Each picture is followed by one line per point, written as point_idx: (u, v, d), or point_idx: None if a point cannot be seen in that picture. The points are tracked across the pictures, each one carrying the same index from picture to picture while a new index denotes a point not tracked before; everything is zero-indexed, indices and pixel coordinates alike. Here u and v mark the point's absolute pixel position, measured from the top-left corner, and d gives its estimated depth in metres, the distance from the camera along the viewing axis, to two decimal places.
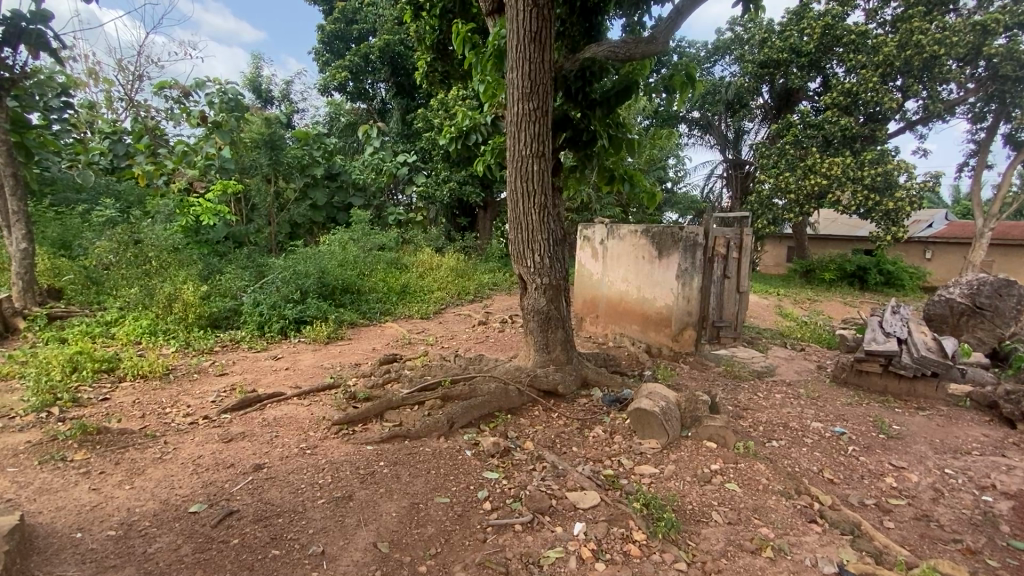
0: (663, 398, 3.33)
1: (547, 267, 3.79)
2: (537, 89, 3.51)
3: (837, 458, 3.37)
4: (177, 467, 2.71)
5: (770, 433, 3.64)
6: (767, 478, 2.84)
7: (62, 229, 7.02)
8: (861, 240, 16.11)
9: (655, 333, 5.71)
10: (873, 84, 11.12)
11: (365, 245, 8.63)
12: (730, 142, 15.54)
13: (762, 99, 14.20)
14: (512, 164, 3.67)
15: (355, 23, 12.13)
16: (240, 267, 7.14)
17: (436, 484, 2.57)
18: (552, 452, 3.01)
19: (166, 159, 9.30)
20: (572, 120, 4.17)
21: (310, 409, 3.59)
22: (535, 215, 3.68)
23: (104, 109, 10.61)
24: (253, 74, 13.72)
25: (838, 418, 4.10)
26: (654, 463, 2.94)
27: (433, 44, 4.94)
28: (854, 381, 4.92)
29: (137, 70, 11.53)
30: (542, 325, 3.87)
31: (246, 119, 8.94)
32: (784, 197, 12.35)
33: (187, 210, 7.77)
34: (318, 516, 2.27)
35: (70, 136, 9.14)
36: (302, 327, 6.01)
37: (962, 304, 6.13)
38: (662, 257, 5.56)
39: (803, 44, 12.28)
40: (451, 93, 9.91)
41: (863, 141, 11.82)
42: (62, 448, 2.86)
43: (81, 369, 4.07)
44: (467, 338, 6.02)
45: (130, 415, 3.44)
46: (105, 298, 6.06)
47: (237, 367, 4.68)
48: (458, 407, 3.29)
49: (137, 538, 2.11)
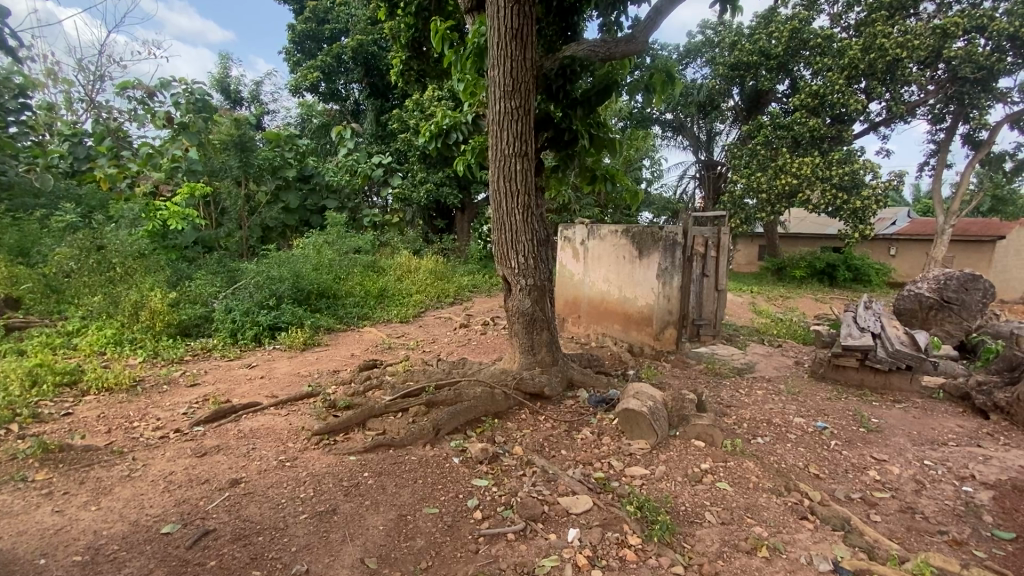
0: (650, 397, 3.31)
1: (531, 268, 3.74)
2: (519, 87, 3.46)
3: (821, 453, 3.41)
4: (148, 485, 2.56)
5: (755, 429, 3.67)
6: (757, 475, 2.84)
7: (19, 235, 6.64)
8: (829, 238, 16.58)
9: (637, 332, 5.73)
10: (839, 86, 11.42)
11: (340, 248, 8.44)
12: (703, 143, 15.87)
13: (733, 101, 14.42)
14: (494, 164, 3.61)
15: (326, 23, 11.91)
16: (210, 273, 6.91)
17: (424, 494, 2.48)
18: (541, 456, 2.96)
19: (131, 162, 8.95)
20: (553, 119, 4.15)
21: (288, 419, 3.45)
22: (519, 215, 3.63)
23: (63, 110, 10.17)
24: (221, 75, 13.35)
25: (819, 413, 4.16)
26: (644, 464, 2.91)
27: (409, 43, 4.82)
28: (831, 376, 5.02)
29: (98, 69, 11.07)
30: (527, 327, 3.82)
31: (215, 120, 8.66)
32: (756, 197, 12.62)
33: (154, 214, 7.46)
34: (301, 533, 2.16)
35: (27, 139, 8.71)
36: (277, 334, 5.81)
37: (930, 299, 6.32)
38: (642, 257, 5.59)
39: (771, 47, 12.59)
40: (427, 94, 9.83)
41: (831, 141, 12.11)
42: (21, 467, 2.67)
43: (40, 383, 3.83)
44: (448, 341, 5.92)
45: (95, 431, 3.25)
46: (67, 307, 5.77)
47: (209, 377, 4.49)
48: (444, 413, 3.20)
49: (105, 564, 1.96)
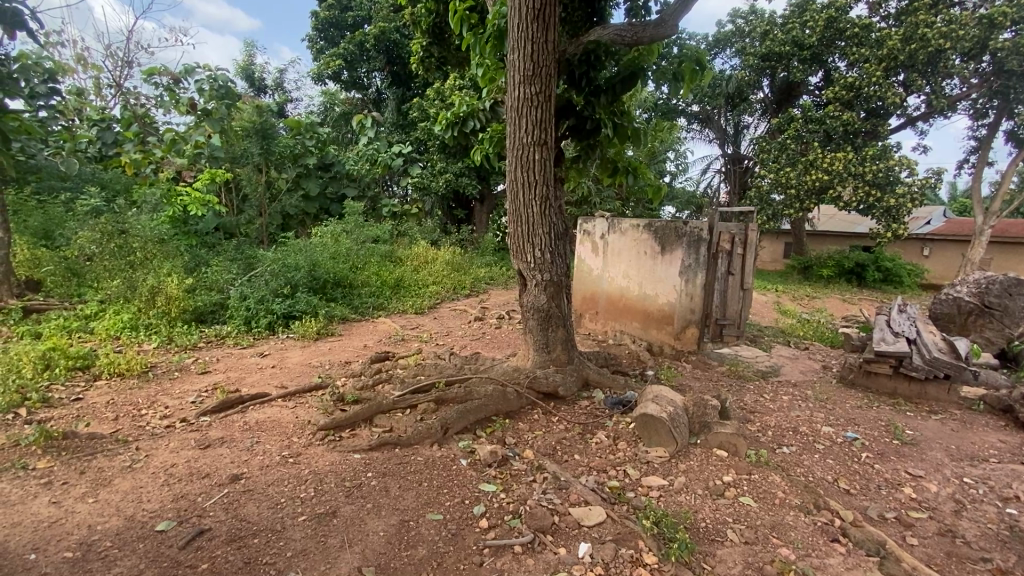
0: (670, 403, 3.13)
1: (548, 262, 3.58)
2: (540, 71, 3.28)
3: (851, 466, 3.20)
4: (148, 477, 2.50)
5: (780, 438, 3.48)
6: (784, 491, 2.66)
7: (45, 218, 6.74)
8: (859, 236, 16.00)
9: (657, 331, 5.54)
10: (876, 78, 10.94)
11: (358, 237, 8.38)
12: (729, 136, 15.37)
13: (762, 93, 13.91)
14: (512, 152, 3.45)
15: (349, 10, 11.81)
16: (228, 260, 6.91)
17: (428, 499, 2.37)
18: (553, 461, 2.82)
19: (155, 147, 8.97)
20: (575, 107, 3.96)
21: (294, 412, 3.37)
22: (536, 208, 3.47)
23: (93, 96, 10.32)
24: (245, 62, 13.38)
25: (849, 422, 3.93)
26: (662, 474, 2.75)
27: (430, 28, 4.65)
28: (862, 382, 4.77)
29: (126, 56, 11.19)
30: (542, 324, 3.66)
31: (237, 107, 8.67)
32: (783, 192, 12.18)
33: (174, 200, 7.50)
34: (298, 537, 2.06)
35: (57, 124, 8.85)
36: (291, 323, 5.76)
37: (970, 304, 5.99)
38: (664, 252, 5.38)
39: (805, 37, 12.07)
40: (448, 82, 9.71)
41: (865, 136, 11.62)
42: (24, 455, 2.64)
43: (53, 367, 3.84)
44: (462, 334, 5.81)
45: (102, 418, 3.21)
46: (87, 290, 5.82)
47: (221, 365, 4.45)
48: (453, 412, 3.08)
49: (95, 561, 1.89)
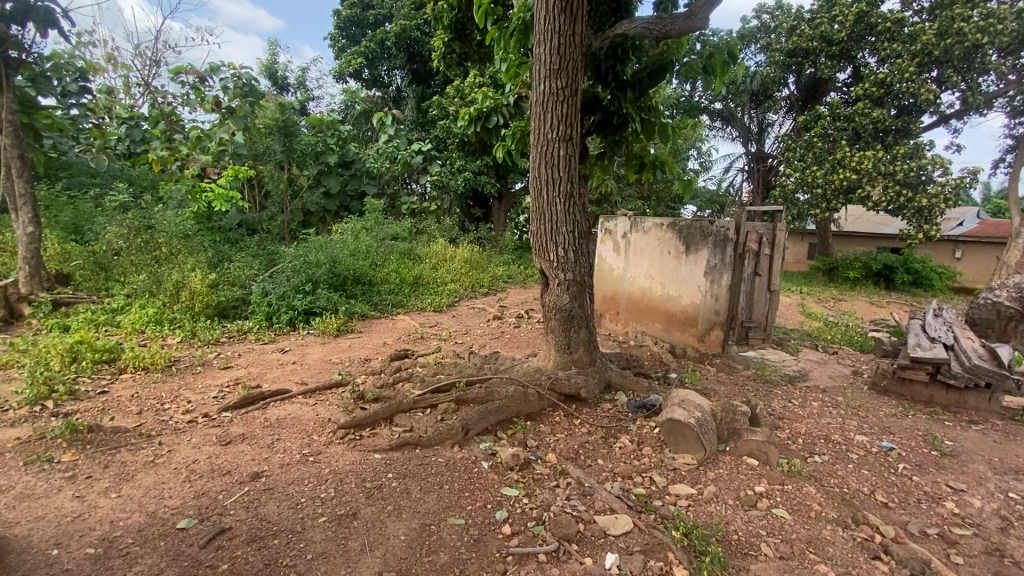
0: (697, 407, 3.02)
1: (571, 261, 3.49)
2: (566, 65, 3.20)
3: (888, 478, 3.05)
4: (170, 473, 2.49)
5: (812, 446, 3.35)
6: (820, 503, 2.54)
7: (75, 214, 6.89)
8: (887, 237, 15.53)
9: (680, 332, 5.41)
10: (908, 74, 10.60)
11: (378, 234, 8.39)
12: (753, 134, 15.05)
13: (788, 90, 13.56)
14: (536, 149, 3.37)
15: (371, 8, 11.84)
16: (250, 255, 6.96)
17: (449, 502, 2.31)
18: (576, 466, 2.75)
19: (182, 144, 9.11)
20: (601, 102, 3.87)
21: (314, 409, 3.35)
22: (560, 205, 3.39)
23: (122, 94, 10.54)
24: (269, 61, 13.55)
25: (884, 431, 3.77)
26: (690, 482, 2.65)
27: (452, 24, 4.58)
28: (896, 390, 4.61)
29: (154, 55, 11.41)
30: (564, 324, 3.57)
31: (260, 104, 8.75)
32: (809, 192, 11.85)
33: (199, 196, 7.60)
34: (318, 539, 2.02)
35: (87, 121, 9.06)
36: (311, 319, 5.78)
37: (1010, 309, 5.73)
38: (689, 252, 5.25)
39: (834, 32, 11.74)
40: (469, 79, 9.69)
41: (895, 134, 11.25)
42: (50, 447, 2.66)
43: (80, 360, 3.90)
44: (481, 333, 5.75)
45: (126, 412, 3.23)
46: (114, 284, 5.92)
47: (242, 360, 4.47)
48: (474, 413, 3.02)
49: (117, 559, 1.88)
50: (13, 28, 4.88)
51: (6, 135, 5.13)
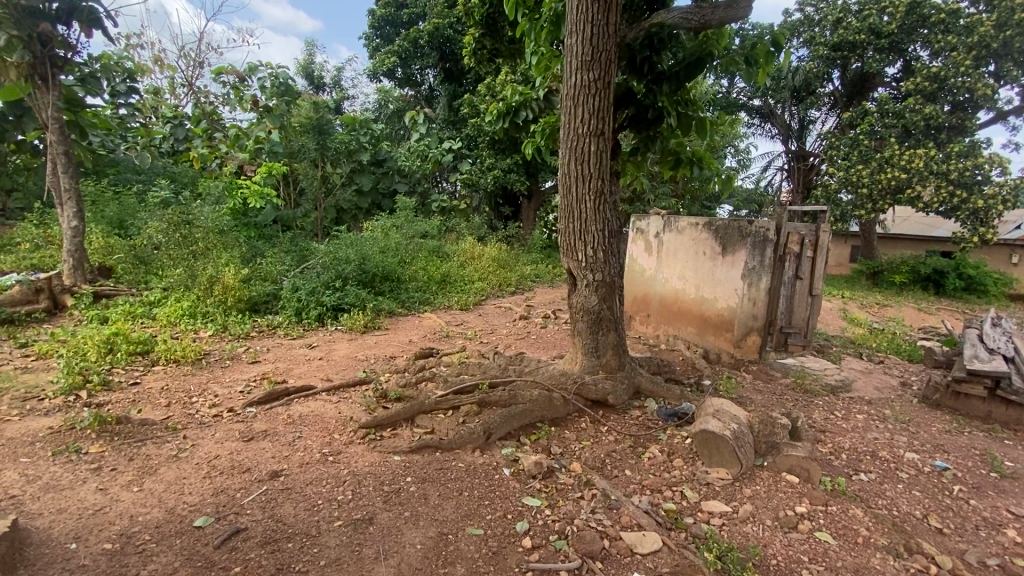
0: (733, 419, 2.84)
1: (601, 261, 3.36)
2: (600, 56, 3.07)
3: (942, 501, 2.80)
4: (191, 468, 2.49)
5: (857, 463, 3.12)
6: (868, 528, 2.34)
7: (120, 209, 7.14)
8: (937, 241, 14.66)
9: (714, 337, 5.21)
10: (965, 68, 9.98)
11: (407, 232, 8.39)
12: (794, 132, 14.44)
13: (831, 86, 12.89)
14: (566, 144, 3.25)
15: (405, 8, 11.90)
16: (283, 251, 7.06)
17: (468, 511, 2.22)
18: (602, 476, 2.62)
19: (221, 143, 9.34)
20: (635, 95, 3.71)
21: (337, 407, 3.32)
22: (590, 202, 3.26)
23: (167, 95, 10.90)
24: (306, 62, 13.80)
25: (936, 449, 3.49)
26: (724, 498, 2.49)
27: (482, 19, 4.47)
28: (949, 404, 4.29)
29: (199, 56, 11.78)
30: (592, 327, 3.43)
31: (296, 104, 8.89)
32: (853, 192, 11.29)
33: (235, 192, 7.76)
34: (332, 544, 1.97)
35: (134, 120, 9.40)
36: (340, 315, 5.81)
37: None
38: (726, 254, 5.03)
39: (884, 24, 11.13)
40: (499, 77, 9.61)
41: (949, 132, 10.58)
42: (80, 438, 2.71)
43: (116, 351, 3.98)
44: (508, 333, 5.65)
45: (156, 404, 3.27)
46: (152, 278, 6.09)
47: (271, 355, 4.50)
48: (496, 417, 2.93)
49: (132, 556, 1.87)
50: (59, 28, 5.08)
51: (54, 132, 5.33)
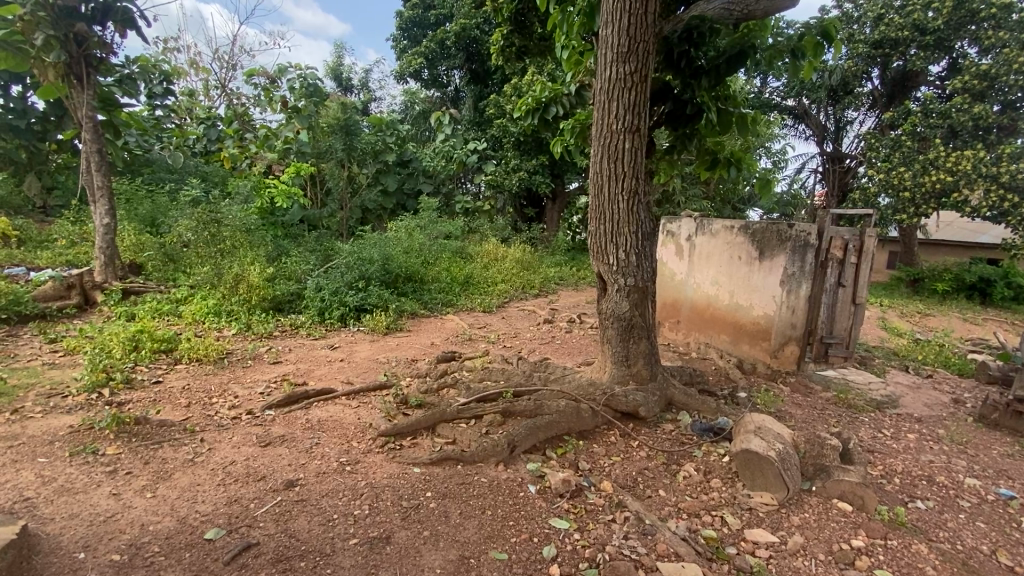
0: (777, 437, 2.63)
1: (633, 265, 3.17)
2: (636, 47, 2.89)
3: (1012, 535, 2.53)
4: (206, 474, 2.41)
5: (912, 489, 2.86)
6: (933, 567, 2.11)
7: (152, 207, 7.25)
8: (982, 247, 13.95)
9: (749, 346, 4.94)
10: (1018, 64, 9.37)
11: (430, 233, 8.32)
12: (830, 133, 13.92)
13: (870, 85, 12.37)
14: (599, 141, 3.08)
15: (432, 9, 11.86)
16: (307, 250, 7.04)
17: (491, 531, 2.08)
18: (633, 497, 2.44)
19: (251, 143, 9.43)
20: (673, 90, 3.51)
21: (356, 413, 3.22)
22: (623, 202, 3.08)
23: (201, 97, 11.10)
24: (335, 64, 13.91)
25: (1000, 474, 3.19)
26: (769, 527, 2.29)
27: (511, 15, 4.31)
28: (1009, 425, 3.96)
29: (231, 58, 11.97)
30: (622, 334, 3.25)
31: (323, 105, 8.91)
32: (893, 196, 10.75)
33: (263, 191, 7.80)
34: (347, 565, 1.85)
35: (168, 121, 9.57)
36: (362, 316, 5.75)
37: None
38: (762, 259, 4.77)
39: (929, 20, 10.58)
40: (526, 78, 9.45)
41: (1000, 132, 9.94)
42: (98, 439, 2.66)
43: (140, 348, 3.97)
44: (532, 337, 5.50)
45: (175, 403, 3.23)
46: (180, 275, 6.14)
47: (292, 355, 4.45)
48: (521, 428, 2.77)
49: (140, 569, 1.78)
50: (93, 28, 5.15)
51: (88, 130, 5.40)
